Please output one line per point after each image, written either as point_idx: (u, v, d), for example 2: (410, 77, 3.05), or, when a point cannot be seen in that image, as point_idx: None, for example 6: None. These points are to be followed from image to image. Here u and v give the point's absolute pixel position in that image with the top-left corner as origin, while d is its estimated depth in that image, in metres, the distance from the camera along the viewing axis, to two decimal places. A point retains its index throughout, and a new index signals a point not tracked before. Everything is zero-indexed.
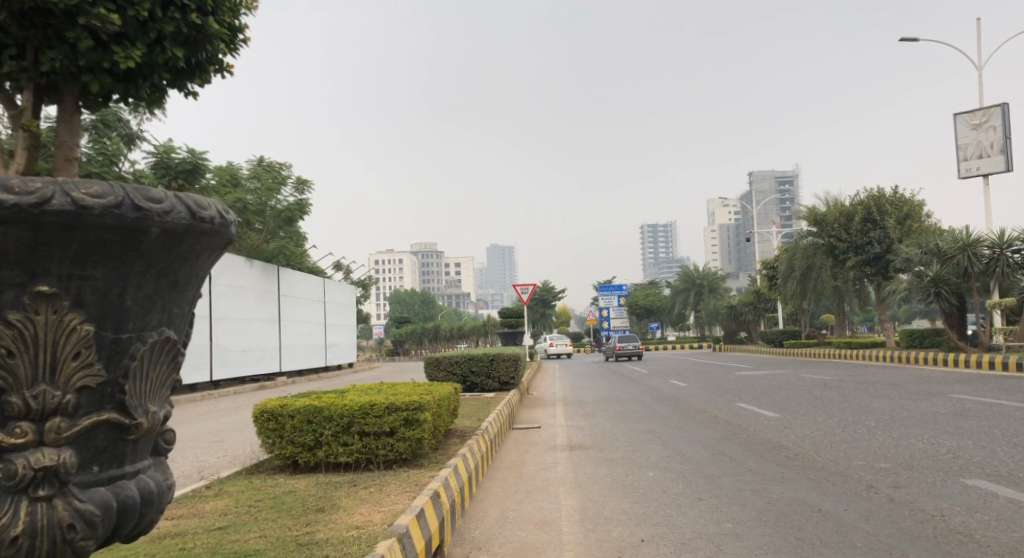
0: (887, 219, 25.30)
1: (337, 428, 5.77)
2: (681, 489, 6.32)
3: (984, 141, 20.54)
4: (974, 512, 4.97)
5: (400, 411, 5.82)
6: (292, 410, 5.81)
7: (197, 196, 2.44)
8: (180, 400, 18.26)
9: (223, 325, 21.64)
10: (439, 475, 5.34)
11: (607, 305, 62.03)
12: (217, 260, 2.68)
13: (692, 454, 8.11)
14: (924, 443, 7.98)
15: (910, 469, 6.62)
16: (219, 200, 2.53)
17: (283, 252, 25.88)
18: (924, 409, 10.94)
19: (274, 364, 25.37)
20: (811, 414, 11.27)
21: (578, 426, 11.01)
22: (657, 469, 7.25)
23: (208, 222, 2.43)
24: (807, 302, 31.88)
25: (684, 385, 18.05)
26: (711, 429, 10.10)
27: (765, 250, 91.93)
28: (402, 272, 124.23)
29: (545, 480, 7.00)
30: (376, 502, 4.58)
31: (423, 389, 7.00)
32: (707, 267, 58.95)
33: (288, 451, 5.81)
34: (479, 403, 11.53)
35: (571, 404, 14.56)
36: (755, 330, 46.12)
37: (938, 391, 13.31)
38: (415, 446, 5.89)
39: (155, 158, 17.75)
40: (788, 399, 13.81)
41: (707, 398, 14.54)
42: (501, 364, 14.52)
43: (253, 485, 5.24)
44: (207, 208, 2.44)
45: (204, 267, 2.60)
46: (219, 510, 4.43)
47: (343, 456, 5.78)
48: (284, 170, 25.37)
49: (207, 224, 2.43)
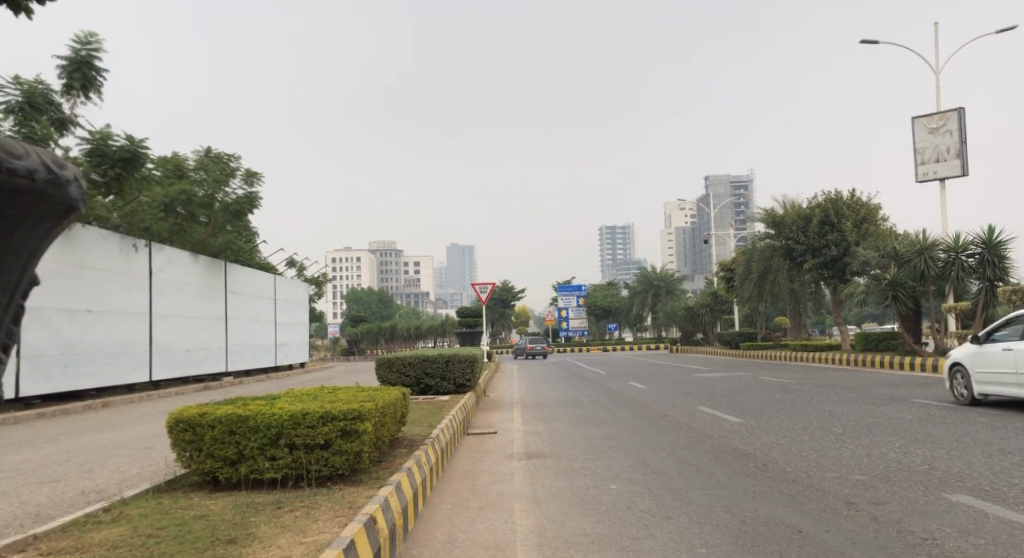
0: (844, 222, 25.33)
1: (262, 442, 5.11)
2: (647, 505, 5.83)
3: (941, 145, 20.60)
4: (967, 535, 4.54)
5: (337, 421, 5.16)
6: (212, 419, 5.12)
7: (13, 149, 2.53)
8: (115, 403, 17.17)
9: (163, 322, 20.55)
10: (378, 496, 4.71)
11: (566, 306, 61.57)
12: (54, 236, 2.74)
13: (657, 463, 7.63)
14: (896, 452, 7.61)
15: (889, 482, 6.20)
16: (47, 156, 2.61)
17: (230, 247, 24.81)
18: (888, 415, 10.65)
19: (219, 364, 24.28)
20: (774, 420, 10.93)
21: (536, 432, 10.48)
22: (620, 482, 6.74)
23: (22, 174, 2.49)
24: (764, 304, 31.85)
25: (643, 387, 17.68)
26: (674, 435, 9.67)
27: (722, 253, 92.70)
28: (359, 270, 122.33)
29: (500, 496, 6.42)
30: (299, 531, 3.95)
31: (367, 394, 6.38)
32: (665, 269, 58.93)
33: (208, 465, 5.12)
34: (431, 408, 10.90)
35: (530, 407, 14.02)
36: (712, 331, 46.18)
37: (900, 395, 13.10)
38: (353, 460, 5.26)
39: (89, 145, 16.60)
40: (749, 403, 13.47)
41: (667, 402, 14.10)
42: (456, 365, 13.85)
43: (161, 507, 4.53)
44: (21, 161, 2.51)
45: (29, 241, 2.65)
46: (110, 543, 3.74)
47: (271, 472, 5.12)
48: (232, 162, 24.33)
49: (22, 177, 2.49)
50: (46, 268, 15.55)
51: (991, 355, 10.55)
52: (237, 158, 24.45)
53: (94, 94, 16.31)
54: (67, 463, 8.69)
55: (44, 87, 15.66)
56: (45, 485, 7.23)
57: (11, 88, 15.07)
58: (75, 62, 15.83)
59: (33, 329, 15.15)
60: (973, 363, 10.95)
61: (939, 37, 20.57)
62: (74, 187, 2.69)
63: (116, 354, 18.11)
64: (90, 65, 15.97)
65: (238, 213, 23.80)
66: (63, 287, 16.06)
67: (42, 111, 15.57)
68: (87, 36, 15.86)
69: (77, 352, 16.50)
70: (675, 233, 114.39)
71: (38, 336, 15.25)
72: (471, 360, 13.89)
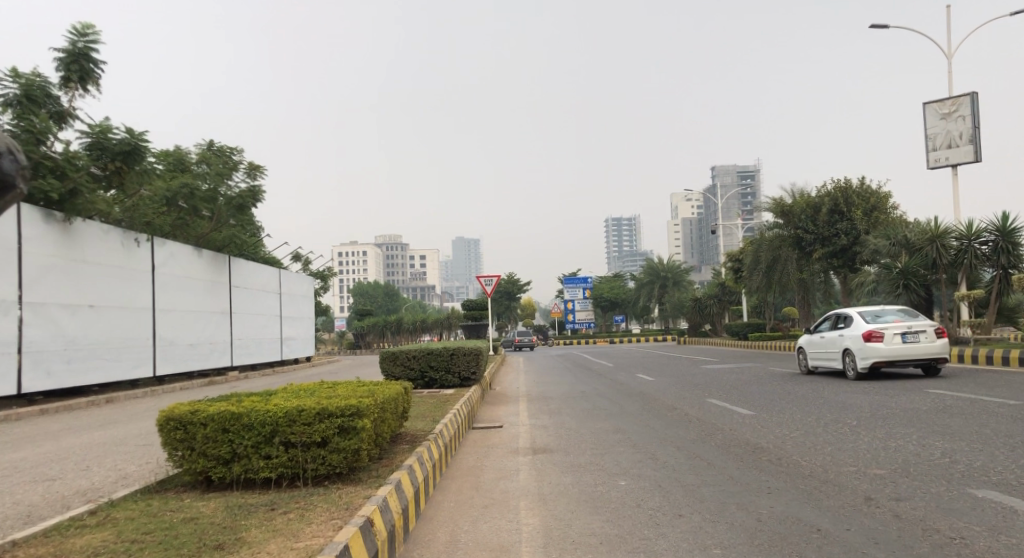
0: (854, 210, 24.99)
1: (256, 440, 4.91)
2: (657, 502, 5.64)
3: (953, 131, 20.24)
4: (998, 534, 4.31)
5: (334, 418, 4.95)
6: (204, 417, 4.92)
7: None
8: (119, 398, 17.07)
9: (167, 317, 20.42)
10: (376, 496, 4.50)
11: (572, 298, 61.18)
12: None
13: (667, 458, 7.42)
14: (915, 445, 7.36)
15: (908, 476, 5.97)
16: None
17: (234, 241, 24.67)
18: (902, 406, 10.41)
19: (224, 359, 24.17)
20: (786, 412, 10.71)
21: (543, 426, 10.27)
22: (629, 478, 6.52)
23: None
24: (773, 295, 31.55)
25: (651, 379, 17.46)
26: (683, 429, 9.45)
27: (729, 243, 92.31)
28: (366, 264, 122.33)
29: (505, 493, 6.21)
30: (292, 534, 3.75)
31: (366, 389, 6.18)
32: (672, 260, 58.57)
33: (200, 465, 4.93)
34: (435, 402, 10.71)
35: (536, 401, 13.83)
36: (720, 323, 45.90)
37: (915, 385, 12.80)
38: (351, 459, 5.05)
39: (89, 139, 16.39)
40: (760, 394, 13.23)
41: (676, 395, 13.86)
42: (461, 358, 13.62)
43: (150, 510, 4.34)
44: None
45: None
46: (91, 550, 3.55)
47: (265, 471, 4.92)
48: (234, 155, 24.19)
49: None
50: (46, 263, 15.38)
51: (820, 340, 15.68)
52: (240, 151, 24.29)
53: (93, 87, 16.14)
54: (64, 461, 8.49)
55: (42, 80, 15.50)
56: (38, 484, 7.04)
57: (8, 82, 14.92)
58: (72, 54, 15.66)
59: (34, 325, 14.99)
60: (810, 346, 16.08)
61: (951, 17, 20.00)
62: (5, 159, 3.45)
63: (120, 349, 17.98)
64: (87, 57, 15.81)
65: (241, 206, 23.65)
66: (63, 282, 15.90)
67: (40, 104, 15.42)
68: (84, 27, 15.69)
69: (80, 348, 16.36)
70: (681, 224, 113.79)
71: (39, 332, 15.09)
72: (476, 353, 13.66)
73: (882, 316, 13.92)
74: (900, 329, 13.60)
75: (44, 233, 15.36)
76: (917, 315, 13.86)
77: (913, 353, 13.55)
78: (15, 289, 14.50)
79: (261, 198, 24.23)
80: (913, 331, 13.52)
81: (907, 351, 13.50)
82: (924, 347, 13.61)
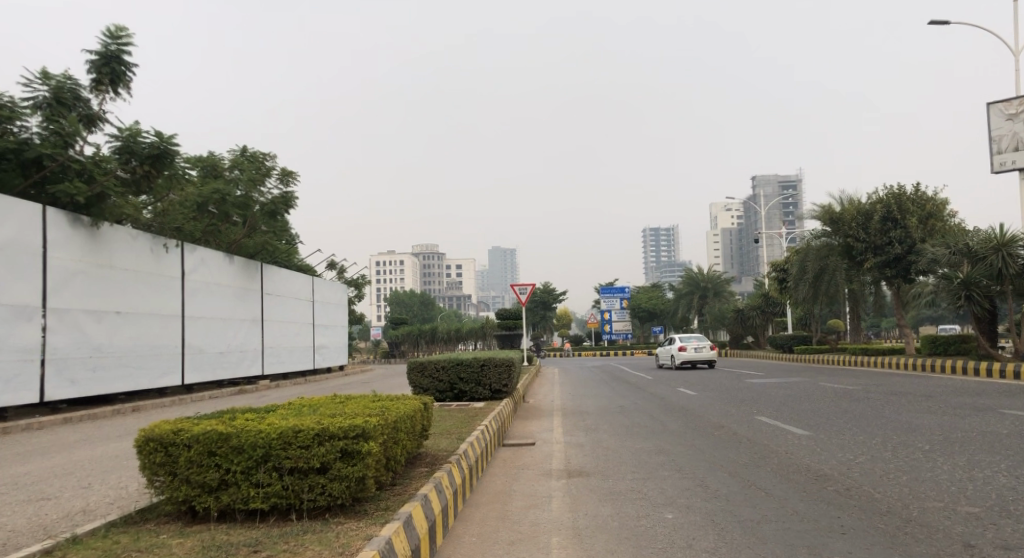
0: (909, 217, 23.50)
1: (247, 465, 4.26)
2: (710, 543, 4.88)
3: (1020, 132, 18.98)
4: None
5: (335, 441, 4.28)
6: (189, 437, 4.30)
7: None
8: (146, 407, 16.74)
9: (197, 325, 20.13)
10: (380, 537, 3.79)
11: (609, 309, 59.89)
12: None
13: (718, 486, 6.64)
14: (1007, 476, 6.43)
15: (1011, 517, 5.08)
16: None
17: (266, 247, 24.39)
18: (978, 428, 9.38)
19: (255, 367, 23.85)
20: (846, 432, 9.78)
21: (578, 444, 9.52)
22: (677, 511, 5.78)
23: None
24: (819, 307, 30.24)
25: (693, 394, 16.58)
26: (732, 450, 8.63)
27: (771, 255, 90.14)
28: (403, 274, 122.74)
29: (534, 526, 5.45)
30: None
31: (380, 405, 5.53)
32: (712, 270, 57.23)
33: (183, 493, 4.28)
34: (462, 416, 10.02)
35: (572, 415, 13.07)
36: (763, 335, 44.52)
37: (985, 406, 11.69)
38: (355, 488, 4.38)
39: (119, 142, 16.06)
40: (814, 412, 12.25)
41: (721, 411, 12.96)
42: (493, 370, 12.91)
43: (116, 550, 3.71)
44: None
45: None
46: None
47: (257, 502, 4.25)
48: (268, 161, 23.96)
49: None
50: (71, 268, 15.08)
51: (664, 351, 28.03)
52: (273, 157, 24.03)
53: (124, 89, 15.86)
54: (68, 477, 7.98)
55: (72, 82, 15.18)
56: (28, 504, 6.48)
57: (38, 84, 14.66)
58: (104, 56, 15.35)
59: (58, 332, 14.68)
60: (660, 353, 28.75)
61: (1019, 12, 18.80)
62: None
63: (148, 356, 17.68)
64: (119, 59, 15.52)
65: (273, 213, 23.35)
66: (89, 288, 15.58)
67: (69, 107, 15.12)
68: (117, 29, 15.39)
69: (105, 354, 16.05)
70: (720, 234, 112.02)
71: (64, 340, 14.78)
72: (508, 365, 12.96)
73: (688, 337, 26.46)
74: (696, 344, 26.05)
75: (71, 237, 15.07)
76: (704, 337, 26.54)
77: (701, 357, 26.06)
78: (39, 295, 14.19)
79: (293, 204, 23.96)
80: (699, 346, 26.13)
81: (697, 355, 25.94)
82: (708, 354, 26.19)
